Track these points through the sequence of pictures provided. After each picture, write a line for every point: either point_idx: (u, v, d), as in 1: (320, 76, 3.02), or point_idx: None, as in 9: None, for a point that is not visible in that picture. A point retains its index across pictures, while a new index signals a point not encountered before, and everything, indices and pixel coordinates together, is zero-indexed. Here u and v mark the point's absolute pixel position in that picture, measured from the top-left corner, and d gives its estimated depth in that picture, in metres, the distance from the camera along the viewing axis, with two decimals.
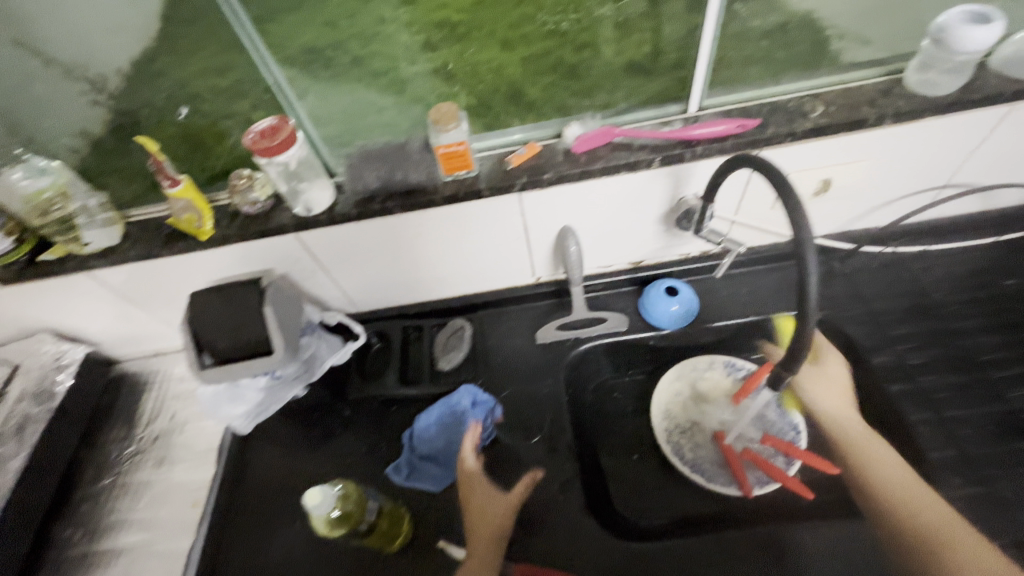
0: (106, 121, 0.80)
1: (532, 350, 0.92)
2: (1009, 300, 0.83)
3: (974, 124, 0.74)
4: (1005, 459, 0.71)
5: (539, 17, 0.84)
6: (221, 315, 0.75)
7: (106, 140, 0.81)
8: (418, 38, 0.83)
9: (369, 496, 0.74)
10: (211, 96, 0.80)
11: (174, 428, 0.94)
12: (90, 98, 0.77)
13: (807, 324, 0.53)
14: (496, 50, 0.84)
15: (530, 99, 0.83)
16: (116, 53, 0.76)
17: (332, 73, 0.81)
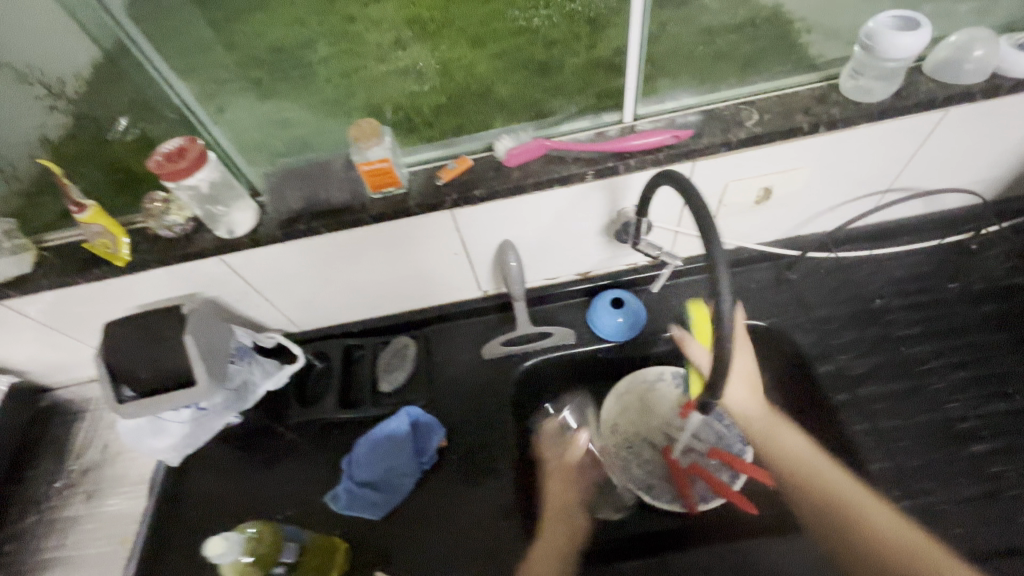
0: (65, 126, 0.75)
1: (478, 366, 0.90)
2: (954, 305, 0.81)
3: (909, 129, 0.73)
4: (946, 471, 0.69)
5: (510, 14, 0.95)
6: (136, 347, 0.70)
7: (64, 146, 0.76)
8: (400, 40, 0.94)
9: (288, 538, 0.70)
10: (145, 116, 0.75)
11: (106, 460, 0.90)
12: (48, 103, 0.72)
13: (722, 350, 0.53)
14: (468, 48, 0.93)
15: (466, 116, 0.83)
16: (71, 57, 0.69)
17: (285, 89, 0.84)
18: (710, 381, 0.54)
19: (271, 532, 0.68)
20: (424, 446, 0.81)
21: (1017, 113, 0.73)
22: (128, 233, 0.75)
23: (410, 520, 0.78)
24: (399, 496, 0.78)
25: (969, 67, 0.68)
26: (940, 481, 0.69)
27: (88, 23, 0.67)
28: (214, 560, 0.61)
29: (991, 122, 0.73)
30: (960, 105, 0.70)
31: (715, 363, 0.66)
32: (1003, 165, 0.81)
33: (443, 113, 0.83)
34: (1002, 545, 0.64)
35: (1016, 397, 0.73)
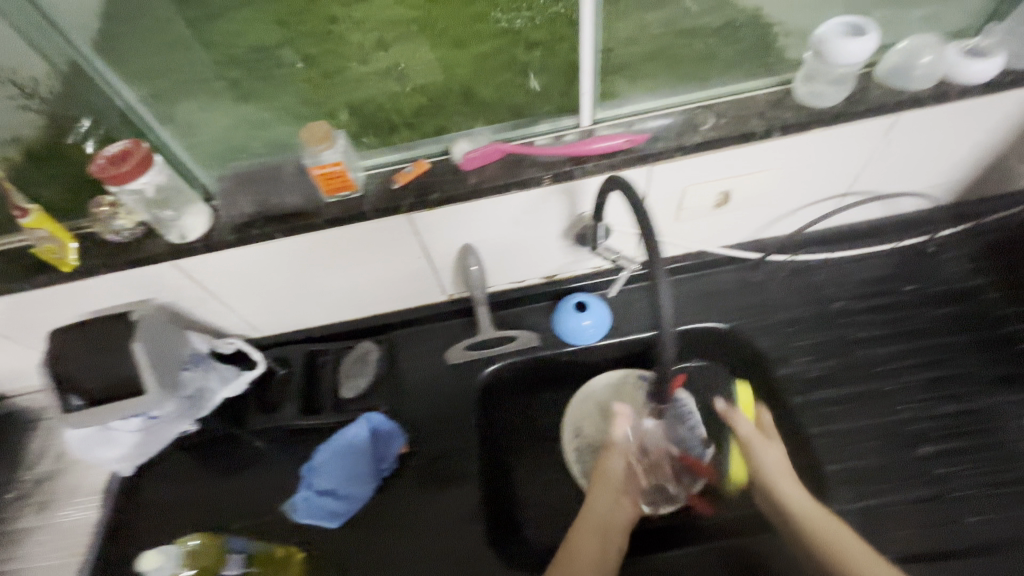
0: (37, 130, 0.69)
1: (441, 371, 0.89)
2: (910, 308, 0.82)
3: (862, 134, 0.74)
4: (896, 471, 0.70)
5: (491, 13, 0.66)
6: (84, 357, 0.69)
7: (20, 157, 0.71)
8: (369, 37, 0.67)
9: (235, 548, 0.68)
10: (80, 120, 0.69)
11: (59, 469, 0.88)
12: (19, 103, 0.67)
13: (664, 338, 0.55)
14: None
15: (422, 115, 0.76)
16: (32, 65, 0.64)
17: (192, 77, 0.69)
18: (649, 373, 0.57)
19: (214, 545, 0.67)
20: (385, 453, 0.80)
21: (968, 119, 0.74)
22: (75, 239, 0.74)
23: (368, 529, 0.76)
24: (358, 504, 0.77)
25: (919, 72, 0.69)
26: (891, 482, 0.69)
27: (44, 39, 0.62)
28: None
29: (942, 127, 0.74)
30: (910, 111, 0.71)
31: (759, 440, 0.76)
32: (957, 169, 0.82)
33: (423, 113, 0.74)
34: (949, 545, 0.65)
35: (967, 398, 0.74)
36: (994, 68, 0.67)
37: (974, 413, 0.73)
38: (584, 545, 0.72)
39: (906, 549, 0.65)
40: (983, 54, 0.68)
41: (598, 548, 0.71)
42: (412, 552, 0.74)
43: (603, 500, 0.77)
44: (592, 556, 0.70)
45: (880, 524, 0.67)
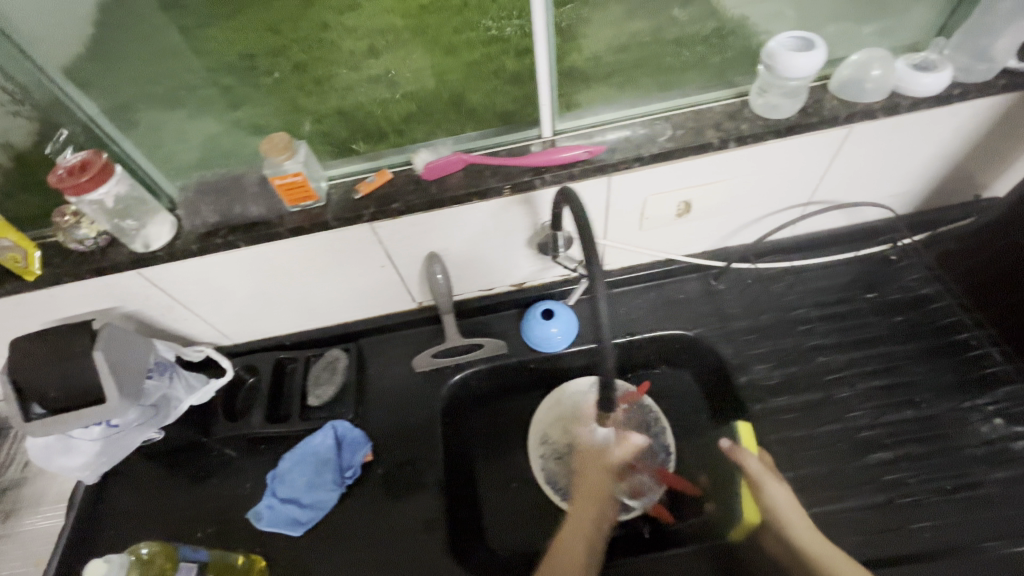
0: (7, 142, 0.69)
1: (410, 378, 0.90)
2: (870, 315, 0.83)
3: (817, 145, 0.75)
4: (848, 477, 0.71)
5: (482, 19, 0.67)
6: (45, 364, 0.69)
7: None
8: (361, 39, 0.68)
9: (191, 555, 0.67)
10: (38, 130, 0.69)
11: (26, 477, 0.87)
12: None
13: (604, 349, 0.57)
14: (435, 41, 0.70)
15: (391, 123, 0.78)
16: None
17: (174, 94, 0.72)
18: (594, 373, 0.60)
19: (166, 553, 0.66)
20: (349, 461, 0.80)
21: (920, 130, 0.75)
22: (38, 247, 0.74)
23: (331, 537, 0.76)
24: (321, 512, 0.77)
25: (870, 86, 0.71)
26: (847, 488, 0.70)
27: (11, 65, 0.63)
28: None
29: (896, 138, 0.76)
30: (863, 122, 0.72)
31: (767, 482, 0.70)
32: (914, 180, 0.84)
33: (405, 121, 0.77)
34: (899, 551, 0.65)
35: (923, 405, 0.75)
36: (943, 81, 0.69)
37: (930, 420, 0.74)
38: (573, 545, 0.69)
39: (857, 556, 0.65)
40: (932, 68, 0.69)
41: (587, 550, 0.69)
42: (372, 559, 0.74)
43: (587, 502, 0.74)
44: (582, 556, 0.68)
45: (832, 531, 0.67)
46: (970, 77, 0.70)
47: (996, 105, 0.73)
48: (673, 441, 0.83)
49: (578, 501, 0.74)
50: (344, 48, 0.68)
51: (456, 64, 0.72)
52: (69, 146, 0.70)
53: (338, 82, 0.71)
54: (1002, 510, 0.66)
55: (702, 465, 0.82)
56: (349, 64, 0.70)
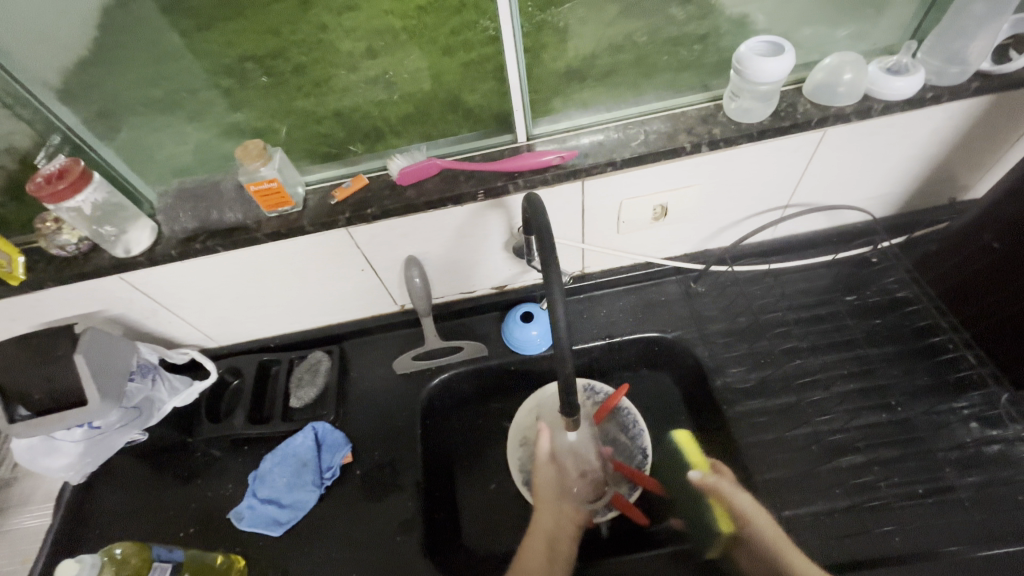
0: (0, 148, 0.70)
1: (392, 381, 0.91)
2: (847, 318, 0.84)
3: (791, 148, 0.75)
4: (819, 480, 0.71)
5: (482, 21, 0.66)
6: (29, 367, 0.71)
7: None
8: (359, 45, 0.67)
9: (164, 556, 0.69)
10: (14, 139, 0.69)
11: (14, 478, 0.89)
12: None
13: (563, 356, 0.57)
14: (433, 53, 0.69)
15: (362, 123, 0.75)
16: None
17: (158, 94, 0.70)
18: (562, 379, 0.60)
19: (140, 554, 0.67)
20: (328, 462, 0.81)
21: (894, 133, 0.76)
22: (23, 252, 0.75)
23: (311, 537, 0.78)
24: (300, 513, 0.78)
25: (842, 90, 0.70)
26: (819, 491, 0.70)
27: None
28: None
29: (870, 142, 0.76)
30: (836, 126, 0.72)
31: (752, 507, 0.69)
32: (891, 182, 0.84)
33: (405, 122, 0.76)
34: (867, 554, 0.65)
35: (897, 408, 0.75)
36: (915, 84, 0.69)
37: (904, 423, 0.74)
38: (532, 557, 0.72)
39: (827, 560, 0.65)
40: (904, 71, 0.69)
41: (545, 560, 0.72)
42: (349, 562, 0.75)
43: (547, 510, 0.77)
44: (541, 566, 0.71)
45: (802, 534, 0.68)
46: (943, 80, 0.70)
47: (969, 109, 0.73)
48: (650, 443, 0.84)
49: (539, 509, 0.77)
50: (344, 51, 0.68)
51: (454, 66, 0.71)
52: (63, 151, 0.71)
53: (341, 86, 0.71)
54: (972, 514, 0.67)
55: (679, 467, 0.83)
56: (348, 65, 0.69)
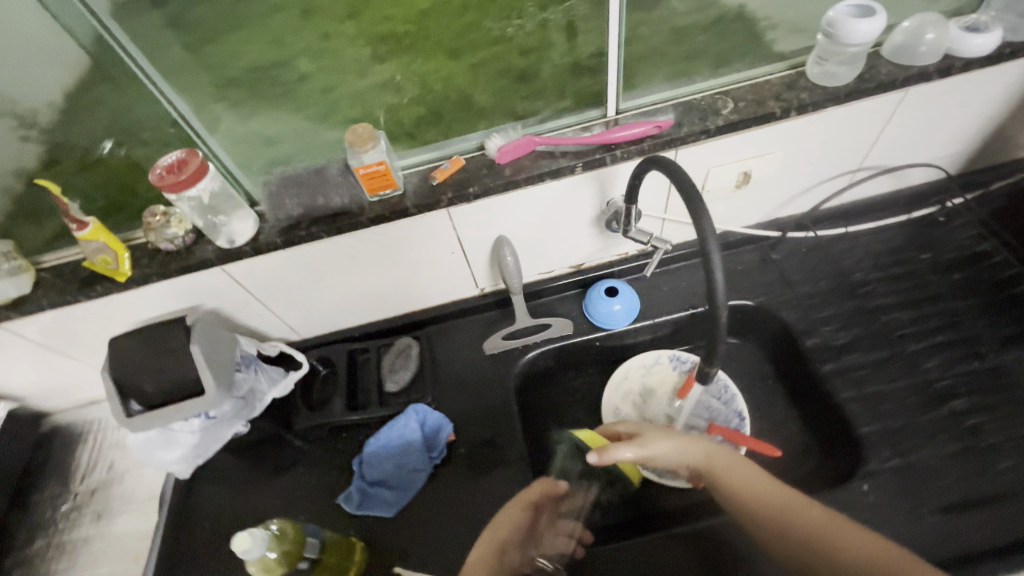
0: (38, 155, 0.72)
1: (481, 362, 0.92)
2: (926, 273, 0.87)
3: (874, 110, 0.78)
4: (924, 428, 0.73)
5: (484, 21, 0.72)
6: (146, 358, 0.71)
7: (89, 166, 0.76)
8: (365, 49, 0.72)
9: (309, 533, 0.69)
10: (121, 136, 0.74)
11: (112, 478, 0.90)
12: (20, 133, 0.70)
13: (718, 316, 0.55)
14: (444, 58, 0.75)
15: (481, 105, 0.79)
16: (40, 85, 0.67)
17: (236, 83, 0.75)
18: (709, 349, 0.59)
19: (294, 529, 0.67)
20: (433, 441, 0.82)
21: (969, 91, 0.78)
22: (128, 249, 0.76)
23: (421, 516, 0.78)
24: (409, 494, 0.79)
25: (924, 49, 0.73)
26: (927, 440, 0.72)
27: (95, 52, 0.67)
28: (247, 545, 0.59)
29: (946, 101, 0.79)
30: (918, 85, 0.75)
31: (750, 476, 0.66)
32: (959, 141, 0.87)
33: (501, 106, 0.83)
34: (982, 493, 0.67)
35: (991, 355, 0.77)
36: (994, 41, 0.72)
37: (999, 369, 0.76)
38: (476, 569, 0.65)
39: (944, 501, 0.68)
40: (983, 29, 0.73)
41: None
42: (464, 540, 0.76)
43: (506, 524, 0.71)
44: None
45: (916, 479, 0.69)
46: (1019, 35, 0.73)
47: None
48: (745, 407, 0.84)
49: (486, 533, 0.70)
50: (350, 58, 0.73)
51: (462, 70, 0.76)
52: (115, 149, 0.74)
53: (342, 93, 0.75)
54: None
55: (774, 428, 0.84)
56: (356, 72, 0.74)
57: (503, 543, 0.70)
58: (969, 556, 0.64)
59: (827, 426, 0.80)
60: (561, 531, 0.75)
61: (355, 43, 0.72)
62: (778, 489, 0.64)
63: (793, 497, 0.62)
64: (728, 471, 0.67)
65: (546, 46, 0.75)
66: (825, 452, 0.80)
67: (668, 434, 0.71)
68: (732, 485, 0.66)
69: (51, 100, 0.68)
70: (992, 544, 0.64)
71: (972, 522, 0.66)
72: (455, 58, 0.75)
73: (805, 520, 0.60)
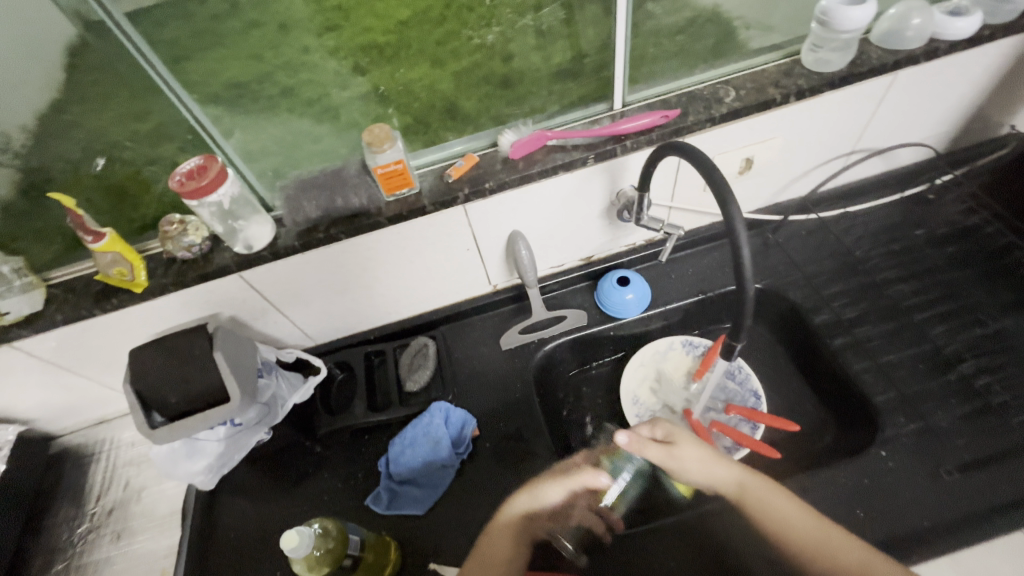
0: (12, 181, 0.72)
1: (498, 358, 0.93)
2: (922, 248, 0.91)
3: (867, 94, 0.81)
4: (935, 393, 0.76)
5: (463, 32, 0.88)
6: (166, 369, 0.70)
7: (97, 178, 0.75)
8: (348, 63, 0.86)
9: (351, 528, 0.69)
10: (131, 143, 0.73)
11: (130, 497, 0.89)
12: None
13: (746, 294, 0.58)
14: (427, 68, 0.87)
15: (465, 111, 0.85)
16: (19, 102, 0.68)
17: (260, 106, 0.80)
18: (736, 325, 0.61)
19: (337, 527, 0.67)
20: (459, 437, 0.82)
21: (954, 73, 0.83)
22: (143, 260, 0.75)
23: (452, 513, 0.78)
24: (438, 491, 0.79)
25: (911, 34, 0.77)
26: (939, 404, 0.75)
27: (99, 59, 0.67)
28: (295, 545, 0.60)
29: (933, 82, 0.83)
30: (907, 68, 0.79)
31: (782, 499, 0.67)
32: (946, 120, 0.91)
33: (507, 102, 0.85)
34: (995, 450, 0.71)
35: (992, 322, 0.81)
36: (976, 23, 0.76)
37: (1001, 334, 0.80)
38: (497, 541, 0.68)
39: (961, 460, 0.71)
40: (964, 12, 0.77)
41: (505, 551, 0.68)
42: None
43: (536, 501, 0.72)
44: (503, 557, 0.67)
45: (932, 442, 0.72)
46: (997, 18, 0.77)
47: (1018, 43, 0.81)
48: (759, 386, 0.86)
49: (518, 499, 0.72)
50: (331, 70, 0.86)
51: (445, 76, 0.87)
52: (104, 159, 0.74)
53: (334, 101, 0.84)
54: None
55: (788, 405, 0.87)
56: (339, 84, 0.85)
57: (525, 516, 0.71)
58: (988, 511, 0.67)
59: (839, 399, 0.83)
60: (592, 507, 0.75)
61: (336, 57, 0.86)
62: (812, 520, 0.64)
63: (831, 532, 0.63)
64: (768, 503, 0.67)
65: (524, 52, 0.86)
66: (841, 424, 0.83)
67: (704, 453, 0.71)
68: (765, 511, 0.66)
69: (46, 108, 0.71)
70: (1010, 498, 0.67)
71: (988, 478, 0.69)
72: (438, 68, 0.88)
73: (838, 550, 0.62)
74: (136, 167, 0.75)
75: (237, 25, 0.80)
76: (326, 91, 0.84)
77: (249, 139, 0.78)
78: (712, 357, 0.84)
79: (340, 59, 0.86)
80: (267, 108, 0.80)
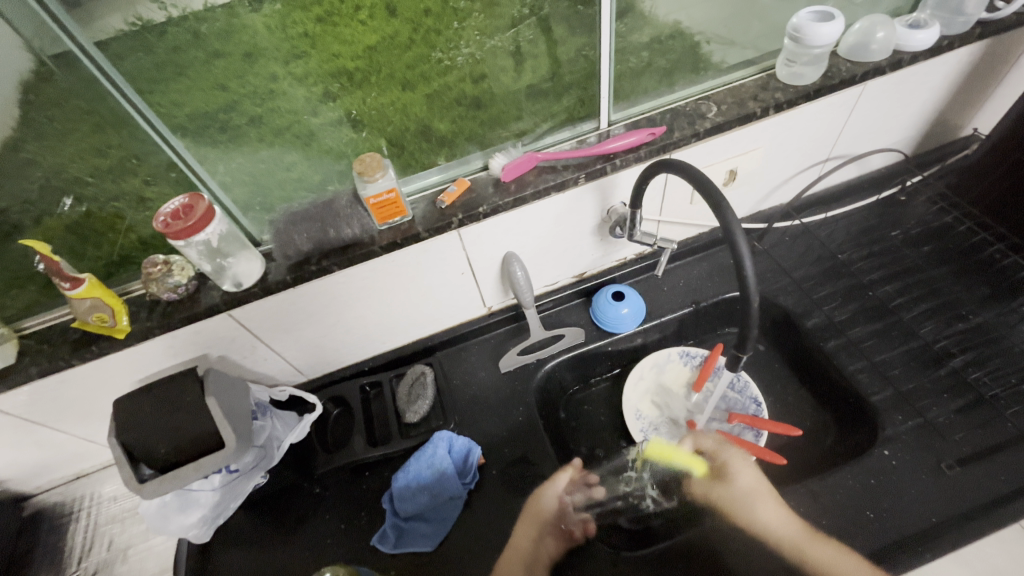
0: None
1: (498, 380, 0.91)
2: (899, 248, 0.94)
3: (840, 104, 0.85)
4: (929, 389, 0.78)
5: (434, 53, 0.75)
6: (155, 418, 0.66)
7: (64, 223, 0.70)
8: (317, 90, 0.72)
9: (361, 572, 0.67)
10: (96, 179, 0.69)
11: (115, 556, 0.83)
12: None
13: (752, 302, 0.59)
14: (398, 92, 0.76)
15: (441, 133, 0.81)
16: None
17: (229, 136, 0.72)
18: (742, 336, 0.62)
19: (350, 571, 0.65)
20: (464, 466, 0.80)
21: (918, 80, 0.87)
22: (123, 304, 0.72)
23: (463, 547, 0.76)
24: (446, 525, 0.77)
25: (876, 47, 0.80)
26: (934, 399, 0.77)
27: (64, 96, 0.62)
28: None
29: (899, 90, 0.87)
30: (875, 79, 0.83)
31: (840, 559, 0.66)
32: (913, 126, 0.95)
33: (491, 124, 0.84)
34: (992, 442, 0.72)
35: (973, 315, 0.84)
36: (934, 35, 0.79)
37: (983, 326, 0.83)
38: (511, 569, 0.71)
39: (959, 453, 0.72)
40: (923, 25, 0.81)
41: None
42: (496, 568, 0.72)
43: (535, 512, 0.77)
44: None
45: (931, 437, 0.74)
46: (953, 29, 0.82)
47: (973, 51, 0.86)
48: (759, 394, 0.87)
49: (521, 526, 0.76)
50: (301, 98, 0.73)
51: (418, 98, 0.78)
52: (72, 200, 0.69)
53: (307, 128, 0.75)
54: None
55: (786, 409, 0.89)
56: (310, 111, 0.74)
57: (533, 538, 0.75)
58: (992, 502, 0.68)
59: (836, 401, 0.84)
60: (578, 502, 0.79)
61: (305, 84, 0.72)
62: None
63: None
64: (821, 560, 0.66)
65: (493, 74, 0.80)
66: (840, 426, 0.84)
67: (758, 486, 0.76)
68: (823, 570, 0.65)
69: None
70: (1010, 487, 0.69)
71: (988, 468, 0.70)
72: (409, 91, 0.77)
73: None
74: (109, 208, 0.71)
75: (200, 56, 0.66)
76: (299, 118, 0.74)
77: (230, 174, 0.75)
78: (712, 364, 0.83)
79: (309, 86, 0.72)
80: (238, 136, 0.73)
